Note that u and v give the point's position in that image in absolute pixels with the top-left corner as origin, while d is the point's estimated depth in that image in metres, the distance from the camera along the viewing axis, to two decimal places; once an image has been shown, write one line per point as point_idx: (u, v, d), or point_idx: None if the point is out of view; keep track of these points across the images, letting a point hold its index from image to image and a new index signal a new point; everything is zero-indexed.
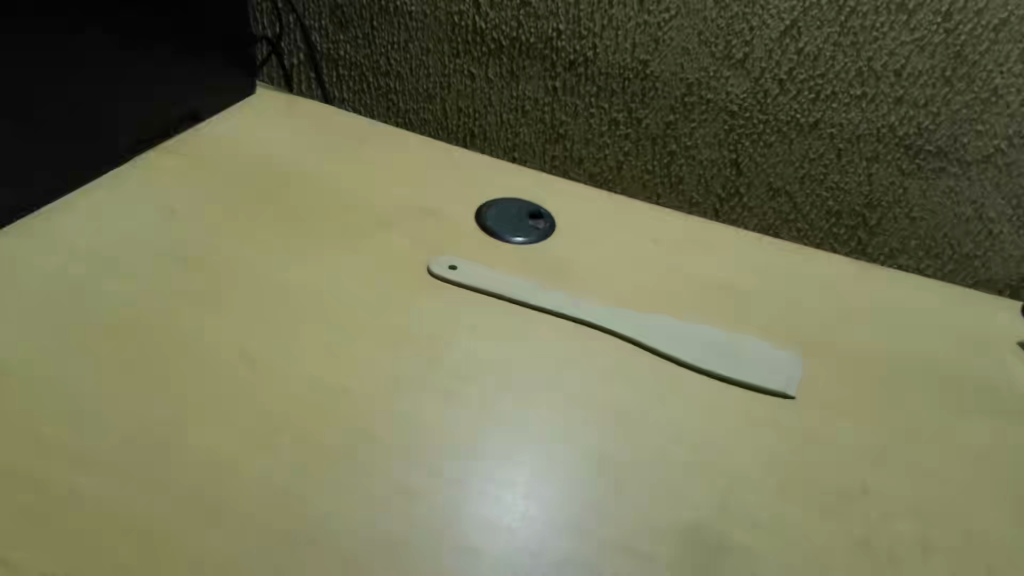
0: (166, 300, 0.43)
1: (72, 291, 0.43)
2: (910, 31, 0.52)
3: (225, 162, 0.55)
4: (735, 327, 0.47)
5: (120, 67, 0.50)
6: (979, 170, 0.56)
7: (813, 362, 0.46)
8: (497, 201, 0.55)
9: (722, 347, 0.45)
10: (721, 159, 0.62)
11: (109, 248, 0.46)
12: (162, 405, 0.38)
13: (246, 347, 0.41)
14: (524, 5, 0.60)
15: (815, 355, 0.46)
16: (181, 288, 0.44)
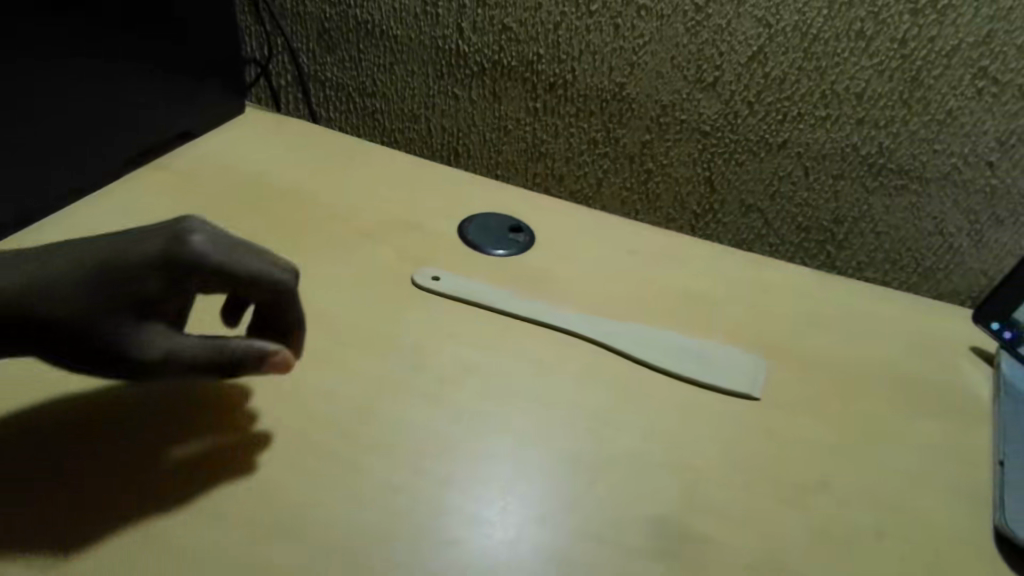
0: None
1: None
2: (869, 57, 0.55)
3: (214, 178, 0.57)
4: (707, 338, 0.49)
5: (117, 84, 0.52)
6: (938, 187, 0.59)
7: (780, 368, 0.48)
8: (478, 215, 0.58)
9: (696, 356, 0.47)
10: (696, 176, 0.65)
11: None
12: (153, 411, 0.39)
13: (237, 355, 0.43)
14: (505, 30, 0.63)
15: (781, 360, 0.49)
16: None
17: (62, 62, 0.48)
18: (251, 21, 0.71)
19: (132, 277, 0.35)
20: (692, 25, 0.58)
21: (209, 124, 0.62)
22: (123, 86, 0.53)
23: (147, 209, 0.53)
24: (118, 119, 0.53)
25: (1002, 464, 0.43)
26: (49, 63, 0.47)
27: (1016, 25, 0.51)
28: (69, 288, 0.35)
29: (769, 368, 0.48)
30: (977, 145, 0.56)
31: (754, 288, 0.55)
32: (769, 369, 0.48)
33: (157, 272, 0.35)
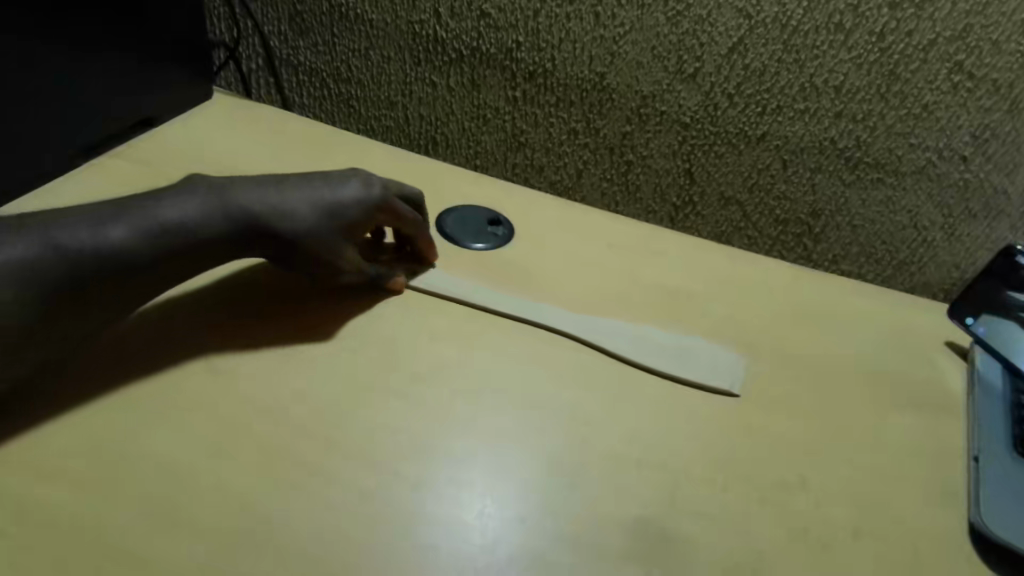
0: None
1: None
2: (847, 50, 0.55)
3: (181, 168, 0.55)
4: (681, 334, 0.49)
5: (100, 75, 0.52)
6: (913, 181, 0.59)
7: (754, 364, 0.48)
8: (456, 208, 0.56)
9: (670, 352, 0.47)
10: (675, 168, 0.65)
11: None
12: (119, 416, 0.38)
13: (207, 356, 0.42)
14: (484, 17, 0.62)
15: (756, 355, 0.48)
16: None
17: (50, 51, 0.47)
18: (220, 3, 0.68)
19: (340, 211, 0.45)
20: (672, 15, 0.57)
21: (181, 112, 0.61)
22: (105, 80, 0.52)
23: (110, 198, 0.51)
24: (98, 112, 0.53)
25: (976, 461, 0.43)
26: (37, 54, 0.46)
27: (992, 20, 0.51)
28: (297, 213, 0.44)
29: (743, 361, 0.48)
30: (952, 140, 0.57)
31: (730, 284, 0.54)
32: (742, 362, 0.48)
33: (358, 207, 0.46)
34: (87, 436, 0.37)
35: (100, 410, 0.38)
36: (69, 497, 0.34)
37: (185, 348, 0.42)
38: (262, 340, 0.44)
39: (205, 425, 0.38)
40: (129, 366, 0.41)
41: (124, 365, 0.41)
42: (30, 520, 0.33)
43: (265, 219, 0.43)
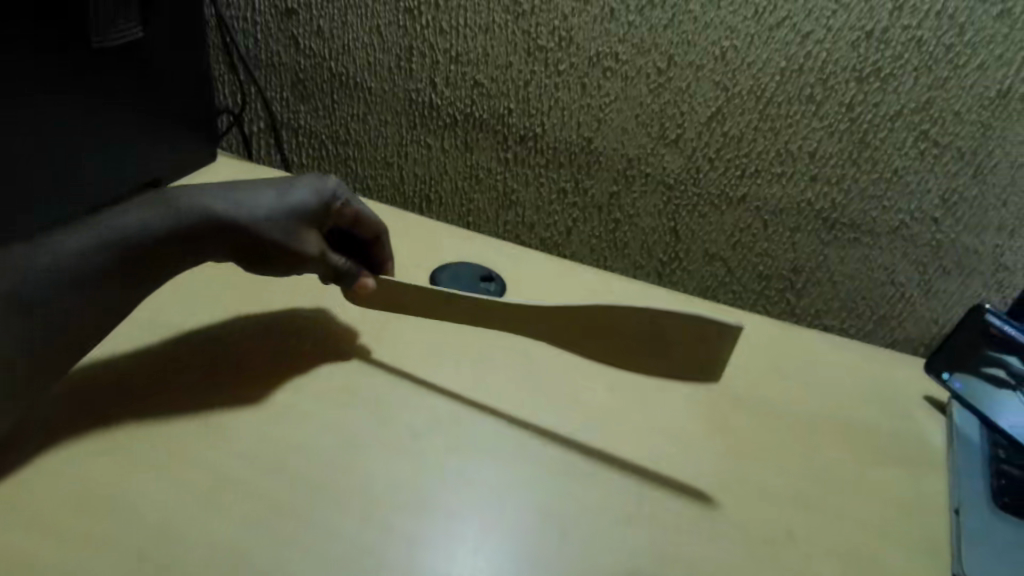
0: (134, 370, 0.45)
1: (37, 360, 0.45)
2: (819, 119, 0.57)
3: None
4: (646, 324, 0.43)
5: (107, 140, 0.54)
6: (889, 240, 0.61)
7: (728, 347, 0.41)
8: (446, 265, 0.58)
9: (638, 341, 0.44)
10: (661, 227, 0.67)
11: None
12: (122, 473, 0.39)
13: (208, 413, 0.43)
14: (476, 86, 0.65)
15: (730, 333, 0.41)
16: (149, 354, 0.46)
17: (60, 117, 0.50)
18: (225, 72, 0.72)
19: (293, 204, 0.48)
20: (654, 87, 0.60)
21: (187, 173, 0.63)
22: (113, 143, 0.55)
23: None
24: (105, 174, 0.55)
25: (958, 514, 0.45)
26: (46, 119, 0.49)
27: (952, 93, 0.54)
28: (254, 207, 0.46)
29: (715, 339, 0.41)
30: (921, 203, 0.59)
31: None
32: (714, 343, 0.41)
33: (312, 197, 0.49)
34: (88, 491, 0.38)
35: (104, 468, 0.39)
36: (72, 556, 0.35)
37: (196, 402, 0.44)
38: (247, 384, 0.45)
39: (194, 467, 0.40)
40: (121, 403, 0.43)
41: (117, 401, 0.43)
42: (30, 569, 0.34)
43: (223, 216, 0.45)
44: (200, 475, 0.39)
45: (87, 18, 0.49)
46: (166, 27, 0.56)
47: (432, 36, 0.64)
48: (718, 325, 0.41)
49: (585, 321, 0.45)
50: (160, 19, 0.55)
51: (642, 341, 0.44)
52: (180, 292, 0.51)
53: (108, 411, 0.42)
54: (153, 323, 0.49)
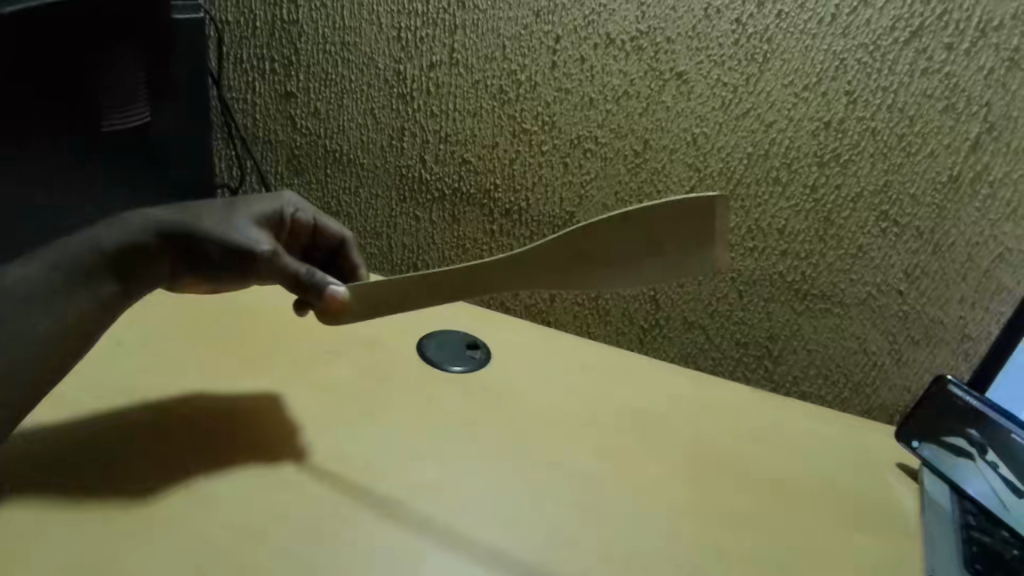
0: (144, 444, 0.47)
1: (50, 437, 0.47)
2: (786, 199, 0.60)
3: (206, 311, 0.62)
4: (633, 231, 0.41)
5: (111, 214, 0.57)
6: (858, 311, 0.63)
7: (719, 219, 0.39)
8: (435, 332, 0.65)
9: (632, 255, 0.41)
10: (643, 295, 0.69)
11: (90, 393, 0.51)
12: (125, 545, 0.40)
13: (213, 486, 0.45)
14: (464, 163, 0.69)
15: (718, 203, 0.39)
16: (160, 430, 0.49)
17: None
18: (223, 145, 0.76)
19: (259, 214, 0.56)
20: (632, 167, 0.63)
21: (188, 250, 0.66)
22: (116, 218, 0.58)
23: (125, 331, 0.58)
24: None
25: None
26: None
27: (907, 177, 0.57)
28: (210, 216, 0.52)
29: (704, 214, 0.39)
30: (906, 263, 0.60)
31: (689, 406, 0.61)
32: (706, 218, 0.39)
33: (269, 207, 0.57)
34: (89, 563, 0.39)
35: (106, 540, 0.40)
36: None
37: (204, 475, 0.46)
38: (250, 458, 0.48)
39: (173, 527, 0.42)
40: (107, 465, 0.45)
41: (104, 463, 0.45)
42: None
43: (182, 222, 0.50)
44: (202, 547, 0.41)
45: (103, 100, 0.51)
46: (180, 112, 0.61)
47: (423, 118, 0.68)
48: (700, 199, 0.39)
49: (574, 253, 0.42)
50: (163, 105, 0.59)
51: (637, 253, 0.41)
52: (176, 368, 0.55)
53: (117, 483, 0.44)
54: (151, 394, 0.52)
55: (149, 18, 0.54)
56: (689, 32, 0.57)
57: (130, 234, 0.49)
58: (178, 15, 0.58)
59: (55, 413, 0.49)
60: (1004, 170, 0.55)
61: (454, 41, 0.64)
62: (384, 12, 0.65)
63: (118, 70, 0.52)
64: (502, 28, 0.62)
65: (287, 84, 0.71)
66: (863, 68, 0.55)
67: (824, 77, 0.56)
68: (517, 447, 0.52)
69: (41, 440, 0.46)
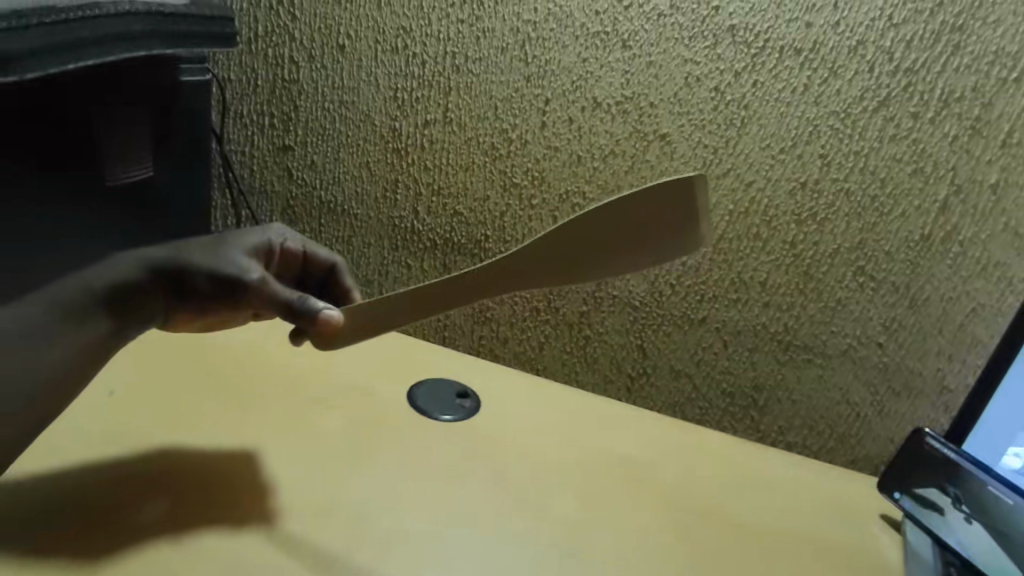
0: (134, 493, 0.47)
1: (39, 484, 0.46)
2: (767, 253, 0.63)
3: (200, 358, 0.63)
4: (616, 224, 0.38)
5: None
6: (839, 362, 0.64)
7: (702, 199, 0.36)
8: (425, 380, 0.66)
9: (623, 248, 0.39)
10: (629, 344, 0.70)
11: (81, 440, 0.51)
12: None
13: (201, 537, 0.45)
14: (456, 215, 0.71)
15: (698, 183, 0.35)
16: (150, 479, 0.49)
17: None
18: (219, 196, 0.77)
19: (250, 246, 0.57)
20: None
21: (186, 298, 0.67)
22: None
23: (116, 378, 0.58)
24: None
25: None
26: None
27: (881, 235, 0.59)
28: (198, 248, 0.53)
29: (685, 196, 0.36)
30: (884, 316, 0.62)
31: (673, 454, 0.62)
32: (684, 199, 0.36)
33: (258, 238, 0.58)
34: None
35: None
36: None
37: (192, 526, 0.45)
38: (239, 508, 0.48)
39: None
40: (97, 515, 0.45)
41: (94, 513, 0.45)
42: None
43: (169, 256, 0.52)
44: None
45: (112, 152, 0.53)
46: (178, 165, 0.62)
47: (417, 172, 0.71)
48: (678, 182, 0.36)
49: (559, 254, 0.40)
50: (168, 158, 0.60)
51: (625, 247, 0.39)
52: (168, 415, 0.55)
53: (102, 532, 0.44)
54: (143, 442, 0.52)
55: (155, 77, 0.56)
56: (671, 97, 0.60)
57: (124, 274, 0.50)
58: (185, 77, 0.60)
59: (43, 464, 0.48)
60: (972, 230, 0.57)
61: (448, 101, 0.67)
62: (382, 74, 0.68)
63: (122, 127, 0.53)
64: (494, 90, 0.65)
65: (285, 138, 0.73)
66: (835, 134, 0.58)
67: (799, 142, 0.59)
68: (507, 497, 0.53)
69: (30, 490, 0.46)
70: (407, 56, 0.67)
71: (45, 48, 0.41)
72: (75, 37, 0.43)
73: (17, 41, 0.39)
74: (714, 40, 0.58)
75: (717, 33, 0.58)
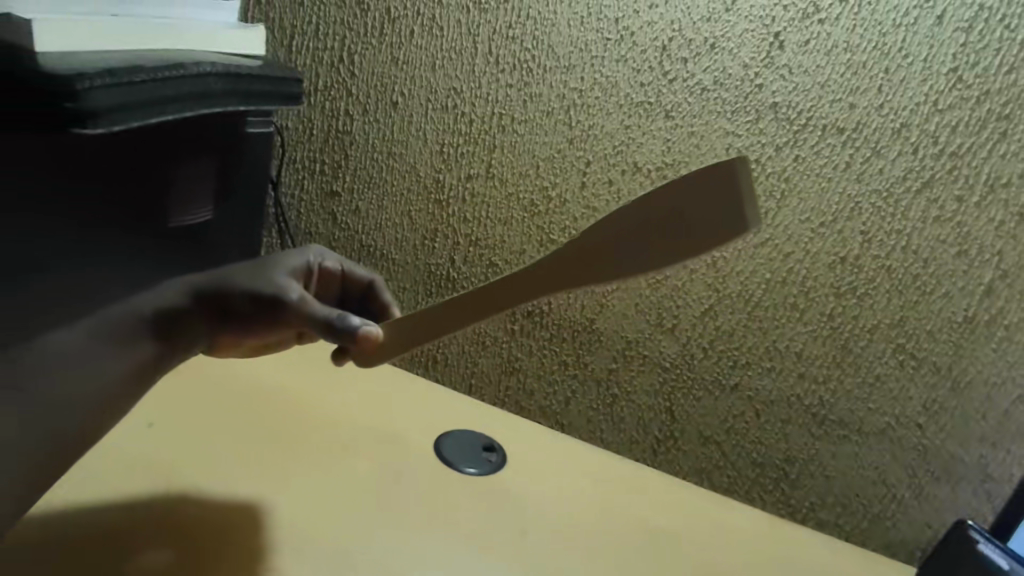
0: (164, 532, 0.48)
1: (77, 515, 0.48)
2: (803, 323, 0.62)
3: (237, 392, 0.65)
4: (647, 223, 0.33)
5: None
6: (876, 440, 0.62)
7: (741, 183, 0.30)
8: (452, 430, 0.66)
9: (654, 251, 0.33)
10: (657, 405, 0.69)
11: (122, 470, 0.53)
12: None
13: None
14: (491, 266, 0.72)
15: (736, 167, 0.30)
16: (181, 518, 0.50)
17: None
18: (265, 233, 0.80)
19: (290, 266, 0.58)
20: (652, 284, 0.66)
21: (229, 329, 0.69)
22: None
23: (158, 408, 0.60)
24: None
25: None
26: None
27: (923, 314, 0.58)
28: (236, 270, 0.54)
29: (722, 183, 0.30)
30: (925, 397, 0.60)
31: (694, 529, 0.61)
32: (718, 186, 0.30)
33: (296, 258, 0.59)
34: None
35: None
36: None
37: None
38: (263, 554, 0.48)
39: None
40: (129, 557, 0.46)
41: (125, 556, 0.46)
42: None
43: (210, 280, 0.53)
44: None
45: (177, 193, 0.56)
46: (234, 206, 0.65)
47: (456, 222, 0.72)
48: (714, 168, 0.30)
49: (584, 258, 0.36)
50: (227, 201, 0.63)
51: (656, 249, 0.33)
52: (203, 450, 0.57)
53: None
54: (177, 478, 0.53)
55: (221, 130, 0.59)
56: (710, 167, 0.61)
57: (173, 298, 0.52)
58: (251, 129, 0.63)
59: (80, 497, 0.49)
60: (1018, 315, 0.56)
61: (492, 158, 0.69)
62: (430, 129, 0.71)
63: (184, 176, 0.56)
64: (537, 150, 0.67)
65: (334, 184, 0.76)
66: (876, 212, 0.57)
67: (839, 217, 0.59)
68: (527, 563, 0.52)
69: (65, 524, 0.47)
70: (455, 114, 0.70)
71: (131, 104, 0.43)
72: (158, 94, 0.45)
73: (108, 95, 0.41)
74: (756, 115, 0.59)
75: (760, 108, 0.59)
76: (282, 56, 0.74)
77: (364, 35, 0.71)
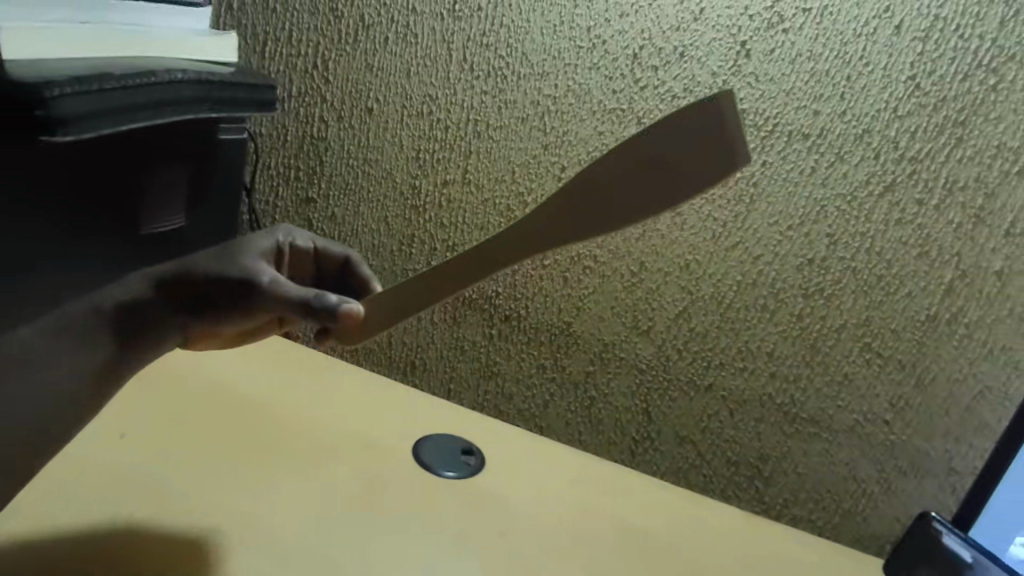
0: (138, 547, 0.48)
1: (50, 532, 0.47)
2: (774, 324, 0.63)
3: (212, 400, 0.64)
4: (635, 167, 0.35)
5: None
6: (846, 437, 0.64)
7: (729, 119, 0.32)
8: (430, 434, 0.66)
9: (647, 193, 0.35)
10: (633, 406, 0.70)
11: (95, 484, 0.52)
12: None
13: None
14: None
15: (723, 105, 0.32)
16: (157, 532, 0.49)
17: None
18: None
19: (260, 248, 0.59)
20: (627, 287, 0.67)
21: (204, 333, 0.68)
22: None
23: (132, 418, 0.59)
24: None
25: None
26: None
27: (888, 314, 0.60)
28: (203, 260, 0.55)
29: (708, 121, 0.33)
30: (891, 394, 0.62)
31: (672, 529, 0.62)
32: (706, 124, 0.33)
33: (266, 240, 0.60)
34: None
35: None
36: None
37: None
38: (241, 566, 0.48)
39: None
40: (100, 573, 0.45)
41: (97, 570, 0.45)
42: None
43: (178, 273, 0.54)
44: None
45: (148, 200, 0.55)
46: (207, 212, 0.64)
47: (433, 227, 0.73)
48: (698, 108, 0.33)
49: (574, 210, 0.37)
50: (199, 207, 0.63)
51: (649, 193, 0.35)
52: (177, 459, 0.56)
53: None
54: (151, 489, 0.52)
55: (194, 136, 0.58)
56: None
57: (141, 294, 0.53)
58: (224, 134, 0.63)
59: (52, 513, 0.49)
60: (977, 313, 0.58)
61: (468, 164, 0.70)
62: (406, 135, 0.71)
63: (156, 183, 0.55)
64: (513, 156, 0.68)
65: (309, 190, 0.76)
66: (842, 215, 0.59)
67: (807, 220, 0.60)
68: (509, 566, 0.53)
69: (37, 543, 0.46)
70: (431, 121, 0.70)
71: (102, 112, 0.42)
72: (127, 101, 0.44)
73: (78, 102, 0.40)
74: None
75: None
76: (254, 63, 0.74)
77: (338, 42, 0.71)
